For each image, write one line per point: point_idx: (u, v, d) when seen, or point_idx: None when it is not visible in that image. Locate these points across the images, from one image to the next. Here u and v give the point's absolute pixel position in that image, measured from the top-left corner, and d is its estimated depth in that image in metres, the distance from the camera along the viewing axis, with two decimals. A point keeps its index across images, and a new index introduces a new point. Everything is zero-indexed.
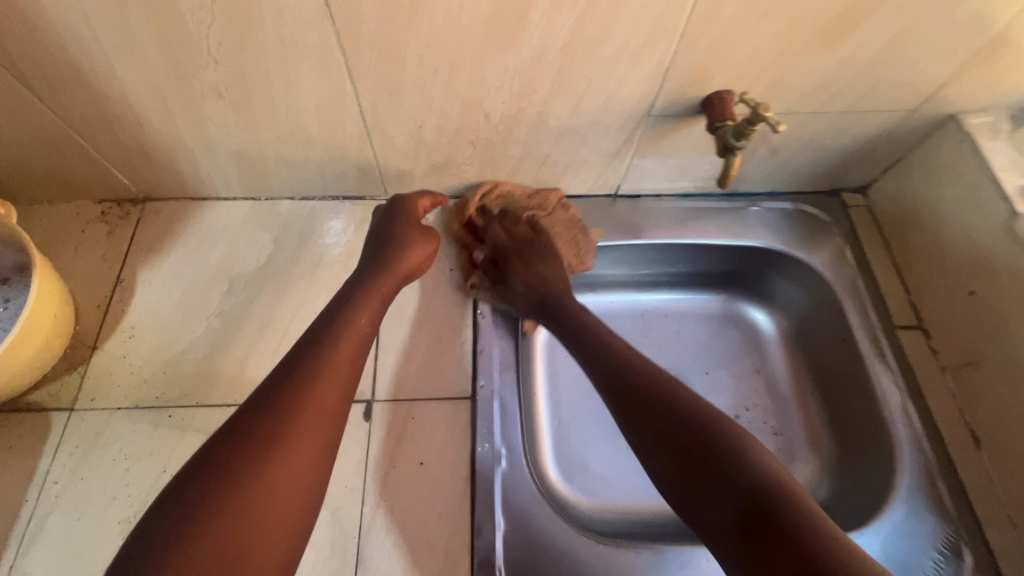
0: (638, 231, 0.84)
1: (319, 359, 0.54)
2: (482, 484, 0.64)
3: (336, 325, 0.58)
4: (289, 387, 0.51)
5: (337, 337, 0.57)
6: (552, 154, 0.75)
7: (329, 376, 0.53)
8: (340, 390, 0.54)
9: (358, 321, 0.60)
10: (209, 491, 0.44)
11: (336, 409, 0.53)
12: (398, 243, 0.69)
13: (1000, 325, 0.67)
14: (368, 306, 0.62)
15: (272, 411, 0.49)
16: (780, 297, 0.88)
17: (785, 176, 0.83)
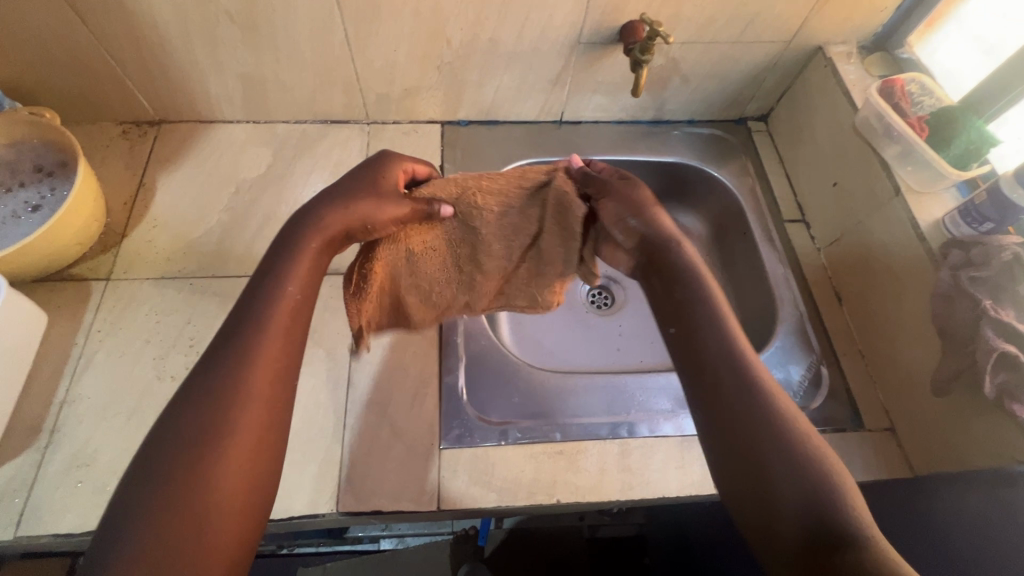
0: (581, 150, 1.01)
1: (242, 356, 0.52)
2: (448, 330, 0.80)
3: (259, 307, 0.55)
4: (220, 375, 0.51)
5: (266, 328, 0.54)
6: (503, 78, 0.92)
7: (259, 359, 0.52)
8: (272, 372, 0.52)
9: (288, 295, 0.56)
10: (154, 487, 0.45)
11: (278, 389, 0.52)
12: (344, 202, 0.61)
13: (851, 204, 0.85)
14: (298, 276, 0.57)
15: (201, 411, 0.49)
16: (697, 207, 1.07)
17: (699, 104, 1.02)
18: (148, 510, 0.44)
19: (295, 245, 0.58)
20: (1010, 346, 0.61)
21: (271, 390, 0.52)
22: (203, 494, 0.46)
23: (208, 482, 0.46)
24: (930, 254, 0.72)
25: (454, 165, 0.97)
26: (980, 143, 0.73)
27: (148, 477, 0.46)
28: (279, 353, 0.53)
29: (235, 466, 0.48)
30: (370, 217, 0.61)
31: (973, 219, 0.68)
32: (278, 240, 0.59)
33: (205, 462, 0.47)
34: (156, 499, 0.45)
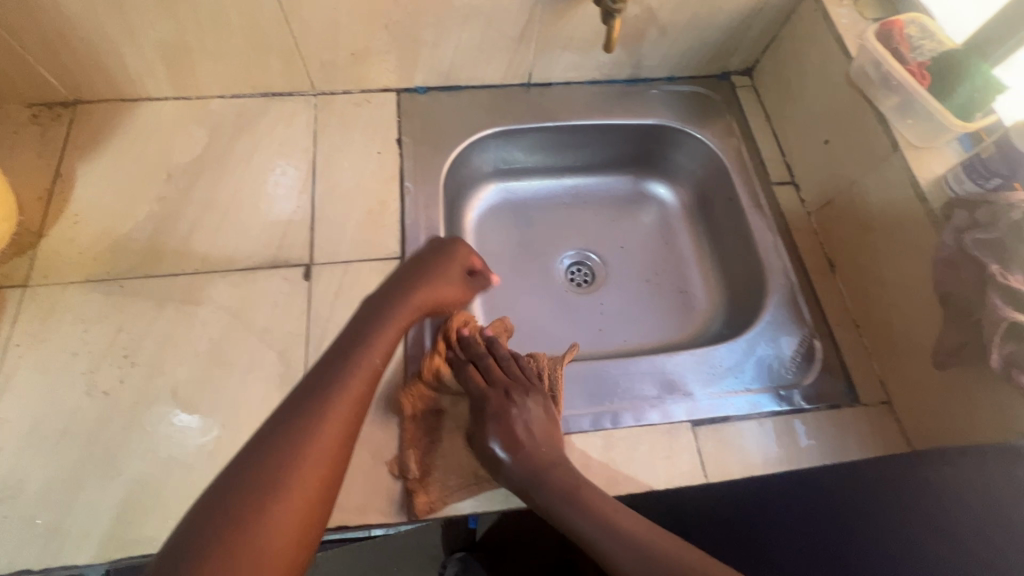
0: (552, 115, 0.92)
1: (319, 401, 0.55)
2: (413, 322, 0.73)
3: (343, 366, 0.58)
4: (299, 423, 0.53)
5: (349, 377, 0.57)
6: (461, 37, 0.83)
7: (334, 416, 0.54)
8: (346, 426, 0.54)
9: (370, 361, 0.60)
10: (223, 519, 0.47)
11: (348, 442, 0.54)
12: (426, 283, 0.71)
13: (846, 163, 0.79)
14: (379, 343, 0.63)
15: (281, 450, 0.51)
16: (680, 173, 1.00)
17: (679, 58, 0.94)
18: (207, 536, 0.46)
19: (383, 319, 0.65)
20: (1019, 315, 0.55)
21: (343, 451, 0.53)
22: (265, 533, 0.47)
23: (264, 526, 0.47)
24: (930, 216, 0.66)
25: (412, 138, 0.88)
26: (986, 89, 0.66)
27: (217, 507, 0.47)
28: (354, 415, 0.56)
29: (290, 513, 0.48)
30: (436, 293, 0.71)
31: (978, 175, 0.62)
32: (358, 314, 0.67)
33: (266, 502, 0.48)
34: (214, 528, 0.46)
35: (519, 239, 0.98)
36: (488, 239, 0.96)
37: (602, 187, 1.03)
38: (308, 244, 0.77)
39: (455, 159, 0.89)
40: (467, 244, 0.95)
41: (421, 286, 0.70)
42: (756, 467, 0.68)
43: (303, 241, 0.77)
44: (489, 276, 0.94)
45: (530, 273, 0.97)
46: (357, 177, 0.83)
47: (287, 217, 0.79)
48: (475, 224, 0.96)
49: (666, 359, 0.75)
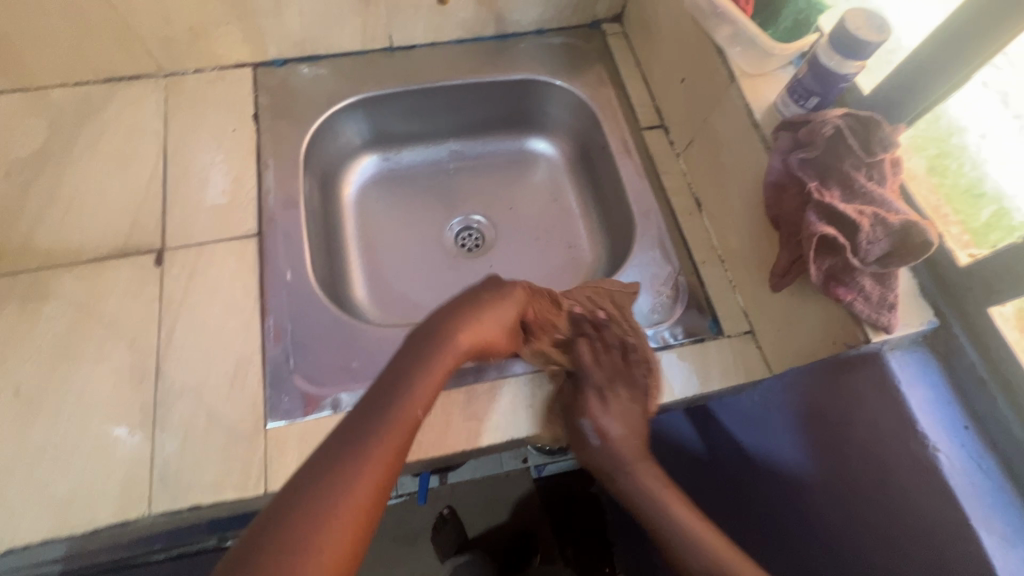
0: (418, 78, 0.90)
1: (342, 478, 0.42)
2: (269, 298, 0.72)
3: (365, 422, 0.46)
4: (313, 501, 0.40)
5: (372, 443, 0.44)
6: (304, 3, 0.80)
7: (355, 493, 0.41)
8: (364, 515, 0.41)
9: (405, 412, 0.48)
10: None
11: (363, 538, 0.41)
12: (458, 323, 0.57)
13: (698, 100, 0.79)
14: (415, 399, 0.49)
15: (280, 550, 0.37)
16: (559, 128, 1.00)
17: (543, 9, 0.92)
18: None
19: (419, 368, 0.52)
20: (829, 229, 0.56)
21: (362, 533, 0.40)
22: None
23: None
24: (764, 142, 0.67)
25: (270, 113, 0.85)
26: (809, 10, 0.66)
27: None
28: (376, 497, 0.42)
29: None
30: (487, 324, 0.60)
31: (799, 96, 0.63)
32: (387, 363, 0.53)
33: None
34: None
35: (405, 209, 0.97)
36: (370, 211, 0.95)
37: (487, 149, 1.01)
38: (159, 229, 0.75)
39: (318, 131, 0.86)
40: (347, 217, 0.93)
41: (478, 317, 0.59)
42: None
43: (154, 227, 0.75)
44: (372, 249, 0.92)
45: (417, 243, 0.95)
46: (210, 157, 0.81)
47: (138, 203, 0.76)
48: (355, 198, 0.94)
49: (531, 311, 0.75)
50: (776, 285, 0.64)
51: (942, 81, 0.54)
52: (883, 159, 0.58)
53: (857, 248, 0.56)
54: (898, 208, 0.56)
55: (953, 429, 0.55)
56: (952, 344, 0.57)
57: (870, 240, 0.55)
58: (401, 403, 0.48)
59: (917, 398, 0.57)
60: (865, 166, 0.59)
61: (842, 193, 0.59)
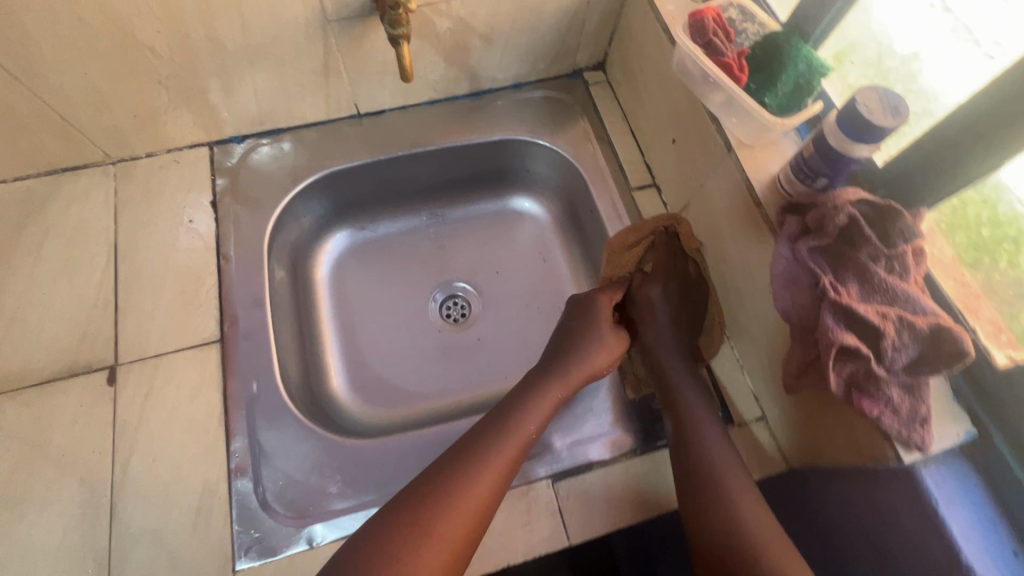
0: (389, 147, 0.84)
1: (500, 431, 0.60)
2: (233, 415, 0.66)
3: (498, 429, 0.60)
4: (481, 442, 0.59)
5: (516, 420, 0.62)
6: (259, 81, 0.73)
7: (506, 449, 0.59)
8: (507, 466, 0.58)
9: (520, 432, 0.61)
10: (411, 513, 0.53)
11: (501, 483, 0.57)
12: (585, 341, 0.70)
13: (691, 165, 0.73)
14: (541, 407, 0.64)
15: (459, 464, 0.57)
16: (545, 185, 0.93)
17: (520, 64, 0.85)
18: (408, 513, 0.53)
19: (550, 374, 0.67)
20: (849, 335, 0.50)
21: (492, 499, 0.56)
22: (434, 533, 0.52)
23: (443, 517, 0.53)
24: (768, 223, 0.61)
25: (228, 197, 0.78)
26: (810, 74, 0.59)
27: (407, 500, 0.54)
28: (515, 457, 0.59)
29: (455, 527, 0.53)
30: (594, 367, 0.69)
31: (805, 174, 0.56)
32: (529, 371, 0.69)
33: (432, 524, 0.52)
34: (415, 508, 0.53)
35: (385, 280, 0.90)
36: (348, 286, 0.88)
37: (471, 210, 0.95)
38: (111, 342, 0.68)
39: (282, 214, 0.80)
40: (321, 296, 0.86)
41: (586, 366, 0.68)
42: (622, 519, 0.63)
43: (106, 340, 0.69)
44: (351, 330, 0.85)
45: (399, 318, 0.88)
46: (165, 254, 0.74)
47: (88, 312, 0.70)
48: (329, 274, 0.88)
49: None
50: (791, 386, 0.57)
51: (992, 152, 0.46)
52: (903, 250, 0.51)
53: (882, 356, 0.50)
54: (924, 307, 0.50)
55: (1002, 559, 0.48)
56: (994, 457, 0.50)
57: (896, 347, 0.49)
58: (523, 425, 0.61)
59: (959, 522, 0.49)
60: (883, 257, 0.52)
61: (860, 287, 0.52)
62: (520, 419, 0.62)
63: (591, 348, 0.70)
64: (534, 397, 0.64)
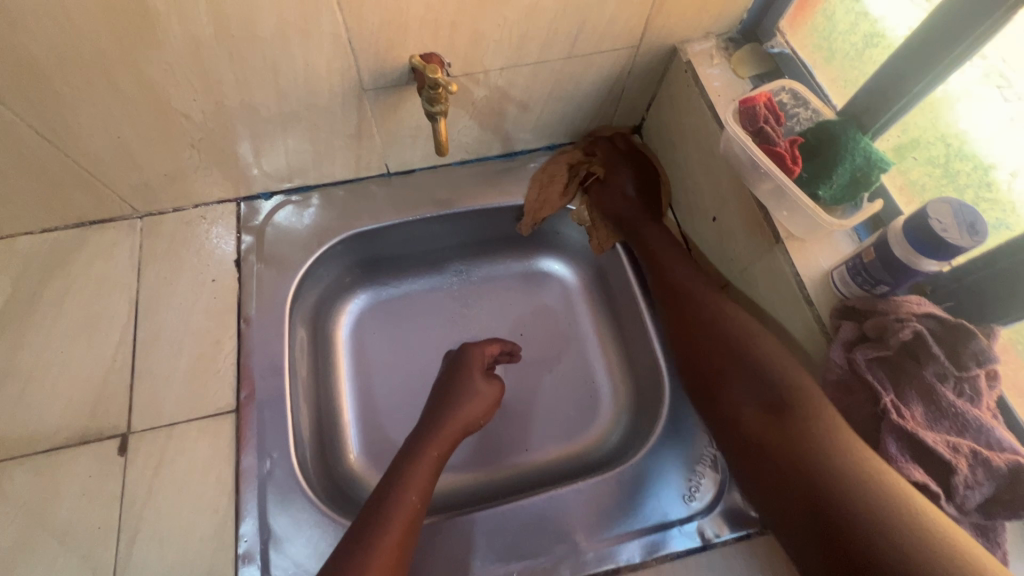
0: (416, 207, 0.82)
1: (388, 505, 0.59)
2: (243, 494, 0.63)
3: (382, 504, 0.59)
4: (368, 521, 0.58)
5: (401, 491, 0.61)
6: (290, 143, 0.72)
7: (396, 518, 0.58)
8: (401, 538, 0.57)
9: (409, 497, 0.60)
10: None
11: (400, 556, 0.56)
12: (457, 399, 0.71)
13: (732, 246, 0.69)
14: (420, 473, 0.63)
15: (350, 552, 0.55)
16: (573, 247, 0.90)
17: (554, 128, 0.83)
18: None
19: (427, 439, 0.67)
20: (916, 470, 0.46)
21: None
22: None
23: None
24: (820, 323, 0.57)
25: (253, 255, 0.77)
26: (869, 168, 0.55)
27: None
28: (406, 525, 0.58)
29: None
30: (466, 417, 0.70)
31: (863, 280, 0.52)
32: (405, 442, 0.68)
33: None
34: None
35: (404, 340, 0.87)
36: (366, 346, 0.85)
37: (495, 269, 0.91)
38: (125, 408, 0.66)
39: (306, 274, 0.78)
40: (339, 356, 0.84)
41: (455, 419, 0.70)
42: None
43: (120, 405, 0.67)
44: (369, 394, 0.82)
45: (417, 380, 0.84)
46: (186, 314, 0.73)
47: (103, 375, 0.68)
48: (348, 333, 0.85)
49: (548, 504, 0.65)
50: None
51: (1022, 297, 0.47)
52: (976, 373, 0.47)
53: (952, 493, 0.45)
54: (1000, 440, 0.46)
55: None
56: None
57: (968, 484, 0.45)
58: (407, 491, 0.61)
59: None
60: (952, 379, 0.48)
61: (925, 409, 0.48)
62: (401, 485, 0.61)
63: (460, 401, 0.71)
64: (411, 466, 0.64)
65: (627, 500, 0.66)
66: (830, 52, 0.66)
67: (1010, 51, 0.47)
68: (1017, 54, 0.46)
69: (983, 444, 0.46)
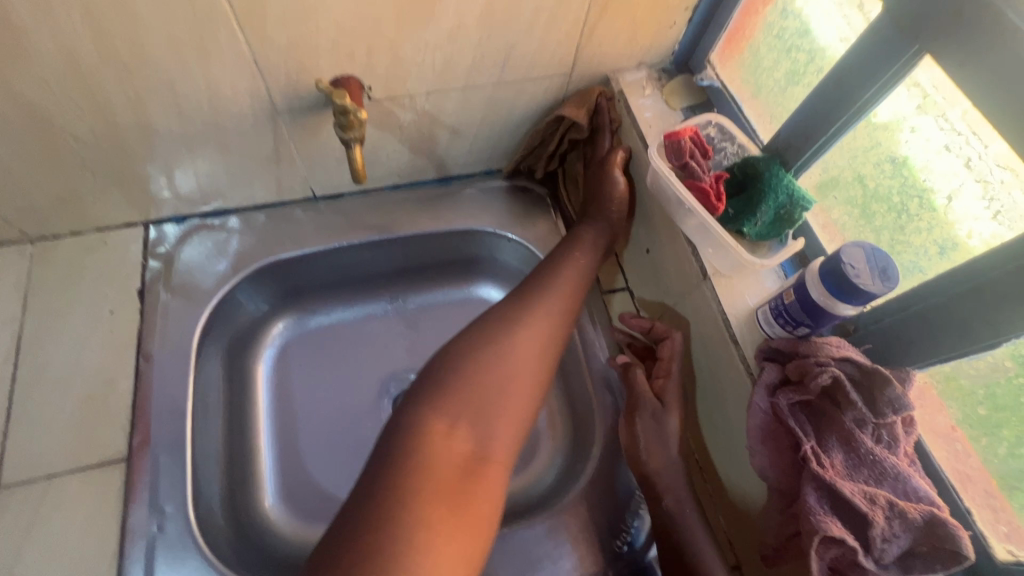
0: (344, 234, 0.78)
1: (525, 303, 0.63)
2: (129, 556, 0.56)
3: (524, 300, 0.63)
4: (505, 313, 0.61)
5: (543, 290, 0.65)
6: (202, 165, 0.67)
7: (539, 313, 0.62)
8: (541, 329, 0.62)
9: (548, 288, 0.65)
10: (442, 396, 0.55)
11: (546, 341, 0.62)
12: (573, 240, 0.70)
13: (665, 278, 0.67)
14: (560, 285, 0.66)
15: (484, 333, 0.59)
16: (509, 274, 0.87)
17: (490, 153, 0.81)
18: (450, 380, 0.56)
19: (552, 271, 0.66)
20: (835, 522, 0.44)
21: (538, 346, 0.61)
22: (480, 393, 0.55)
23: (491, 377, 0.57)
24: (745, 364, 0.55)
25: (159, 285, 0.71)
26: (792, 206, 0.54)
27: (447, 370, 0.56)
28: (556, 316, 0.64)
29: (509, 387, 0.57)
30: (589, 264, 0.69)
31: (785, 320, 0.51)
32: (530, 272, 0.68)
33: (483, 384, 0.56)
34: (454, 375, 0.56)
35: (332, 374, 0.81)
36: (289, 380, 0.79)
37: (434, 296, 0.87)
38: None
39: (219, 305, 0.72)
40: (258, 390, 0.78)
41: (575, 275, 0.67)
42: None
43: None
44: (290, 433, 0.76)
45: (345, 416, 0.79)
46: (78, 350, 0.66)
47: None
48: (269, 365, 0.80)
49: None
50: (770, 554, 0.51)
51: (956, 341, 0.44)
52: (893, 419, 0.46)
53: (870, 546, 0.44)
54: (916, 489, 0.45)
55: None
56: None
57: (885, 536, 0.44)
58: (513, 361, 0.58)
59: None
60: (870, 425, 0.47)
61: (845, 456, 0.47)
62: (511, 343, 0.59)
63: (561, 274, 0.67)
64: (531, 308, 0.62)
65: (557, 547, 0.62)
66: (758, 86, 0.65)
67: (939, 82, 0.44)
68: (944, 84, 0.44)
69: (900, 493, 0.45)
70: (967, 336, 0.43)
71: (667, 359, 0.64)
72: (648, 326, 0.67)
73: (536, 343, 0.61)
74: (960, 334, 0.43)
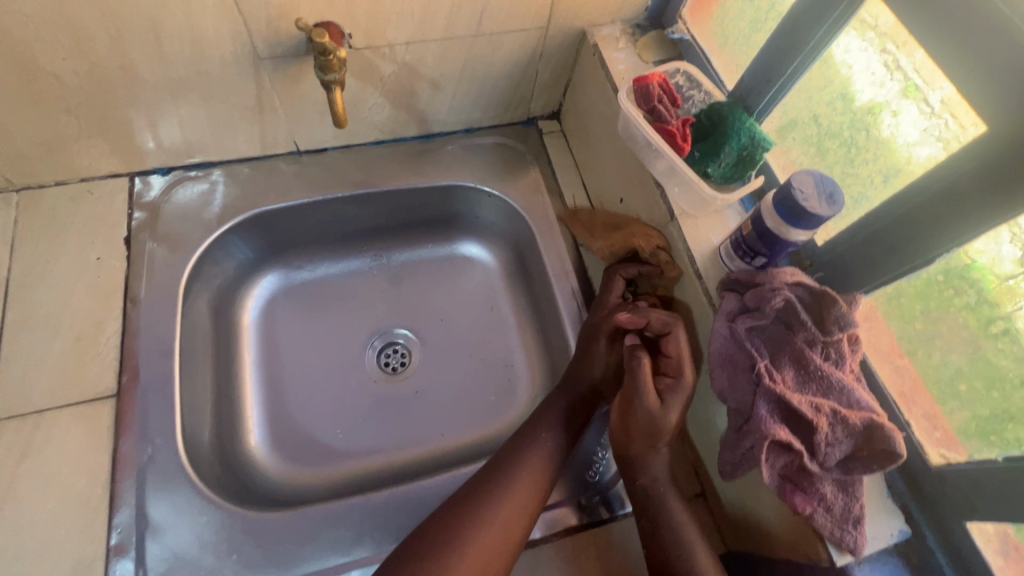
0: (327, 187, 0.80)
1: (504, 474, 0.60)
2: (120, 485, 0.58)
3: (498, 474, 0.60)
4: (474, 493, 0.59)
5: (522, 464, 0.61)
6: (186, 115, 0.69)
7: (513, 489, 0.59)
8: (520, 501, 0.59)
9: (525, 469, 0.61)
10: (404, 574, 0.53)
11: (518, 512, 0.58)
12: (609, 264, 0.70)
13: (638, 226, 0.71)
14: (533, 458, 0.61)
15: (450, 513, 0.57)
16: (489, 230, 0.89)
17: (471, 110, 0.82)
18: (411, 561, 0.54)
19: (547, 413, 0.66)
20: (782, 429, 0.48)
21: (511, 532, 0.57)
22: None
23: (450, 567, 0.53)
24: (708, 297, 0.59)
25: (144, 234, 0.72)
26: (753, 147, 0.57)
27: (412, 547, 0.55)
28: (533, 490, 0.60)
29: (470, 565, 0.54)
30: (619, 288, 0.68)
31: (744, 251, 0.54)
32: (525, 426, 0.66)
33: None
34: (418, 559, 0.54)
35: (318, 327, 0.83)
36: (275, 331, 0.81)
37: (417, 253, 0.90)
38: None
39: (204, 255, 0.74)
40: (246, 340, 0.80)
41: (553, 446, 0.63)
42: None
43: None
44: (278, 383, 0.79)
45: (330, 366, 0.81)
46: (65, 295, 0.67)
47: None
48: (255, 316, 0.82)
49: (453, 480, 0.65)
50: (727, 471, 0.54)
51: (898, 260, 0.47)
52: (839, 338, 0.49)
53: (815, 451, 0.48)
54: (859, 399, 0.48)
55: None
56: (928, 558, 0.48)
57: (828, 442, 0.47)
58: (493, 527, 0.56)
59: None
60: (819, 344, 0.50)
61: (796, 374, 0.50)
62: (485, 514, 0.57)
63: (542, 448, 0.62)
64: (528, 445, 0.62)
65: None
66: (725, 38, 0.68)
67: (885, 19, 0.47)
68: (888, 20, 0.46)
69: (844, 404, 0.49)
70: (906, 252, 0.46)
71: (675, 356, 0.59)
72: (644, 322, 0.62)
73: (527, 497, 0.59)
74: (901, 252, 0.47)
